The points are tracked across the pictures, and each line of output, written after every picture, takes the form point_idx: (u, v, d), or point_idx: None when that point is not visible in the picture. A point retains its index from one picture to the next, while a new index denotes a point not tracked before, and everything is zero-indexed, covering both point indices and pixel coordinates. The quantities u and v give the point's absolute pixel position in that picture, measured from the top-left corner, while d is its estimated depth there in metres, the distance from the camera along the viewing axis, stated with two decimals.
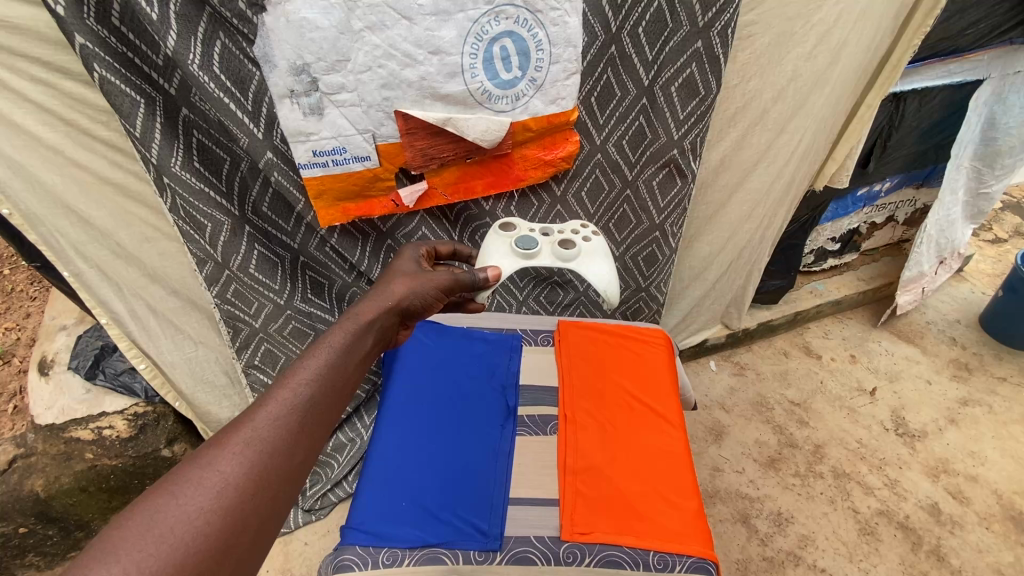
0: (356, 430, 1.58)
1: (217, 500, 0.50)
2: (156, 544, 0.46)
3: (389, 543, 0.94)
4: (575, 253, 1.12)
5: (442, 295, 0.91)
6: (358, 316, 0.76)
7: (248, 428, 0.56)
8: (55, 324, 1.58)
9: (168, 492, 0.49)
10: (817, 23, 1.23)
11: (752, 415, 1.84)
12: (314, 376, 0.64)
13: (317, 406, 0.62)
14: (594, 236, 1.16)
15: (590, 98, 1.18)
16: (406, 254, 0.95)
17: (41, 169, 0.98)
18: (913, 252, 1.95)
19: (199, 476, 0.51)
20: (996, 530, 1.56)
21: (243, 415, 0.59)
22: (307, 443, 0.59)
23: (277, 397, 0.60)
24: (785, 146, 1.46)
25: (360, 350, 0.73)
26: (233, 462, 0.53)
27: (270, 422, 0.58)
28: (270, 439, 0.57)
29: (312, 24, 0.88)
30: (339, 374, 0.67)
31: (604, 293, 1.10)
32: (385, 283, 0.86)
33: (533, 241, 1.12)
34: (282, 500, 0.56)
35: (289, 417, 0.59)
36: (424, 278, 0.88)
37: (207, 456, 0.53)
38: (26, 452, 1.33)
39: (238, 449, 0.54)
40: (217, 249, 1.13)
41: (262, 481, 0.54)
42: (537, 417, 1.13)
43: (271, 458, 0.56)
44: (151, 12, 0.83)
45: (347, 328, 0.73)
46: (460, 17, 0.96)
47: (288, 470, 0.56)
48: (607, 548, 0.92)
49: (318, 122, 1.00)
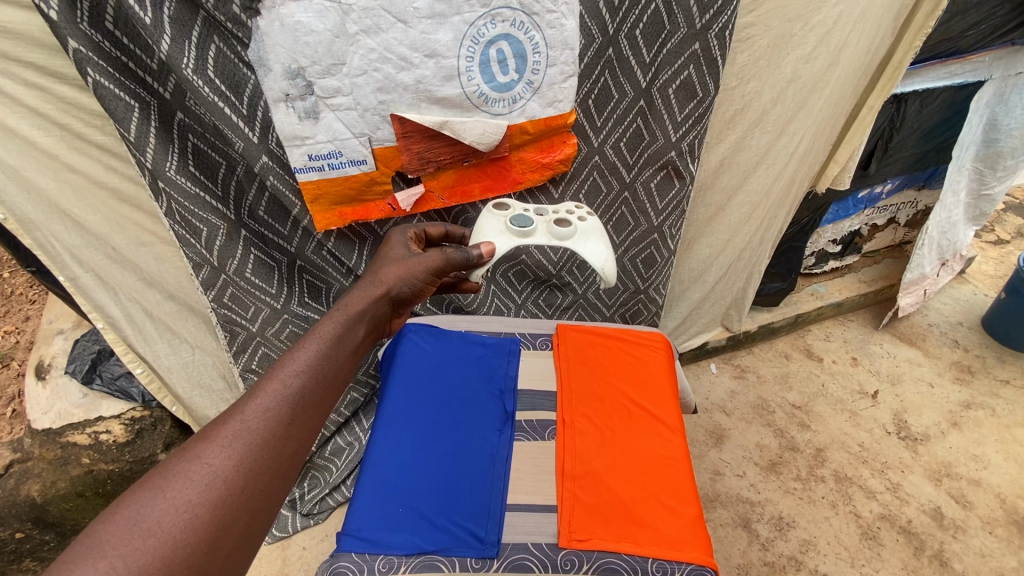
0: (354, 434, 1.56)
1: (205, 493, 0.50)
2: (143, 539, 0.45)
3: (385, 550, 0.93)
4: (571, 231, 1.10)
5: (434, 279, 0.89)
6: (348, 306, 0.76)
7: (237, 420, 0.56)
8: (52, 328, 1.58)
9: (154, 486, 0.49)
10: (817, 25, 1.22)
11: (753, 418, 1.83)
12: (304, 366, 0.64)
13: (307, 397, 0.62)
14: (588, 216, 1.14)
15: (587, 100, 1.17)
16: (395, 237, 0.93)
17: (35, 174, 0.98)
18: (914, 253, 1.93)
19: (186, 470, 0.50)
20: (999, 534, 1.54)
21: (232, 407, 0.58)
22: (298, 435, 0.59)
23: (266, 388, 0.60)
24: (784, 148, 1.45)
25: (350, 341, 0.72)
26: (222, 455, 0.53)
27: (259, 413, 0.57)
28: (260, 431, 0.56)
29: (306, 28, 0.88)
30: (330, 364, 0.67)
31: (602, 272, 1.09)
32: (375, 271, 0.85)
33: (528, 219, 1.09)
34: (274, 492, 0.55)
35: (279, 407, 0.59)
36: (415, 262, 0.87)
37: (195, 449, 0.53)
38: (22, 457, 1.32)
39: (226, 441, 0.54)
40: (213, 253, 1.12)
41: (252, 473, 0.53)
42: (535, 422, 1.11)
43: (261, 449, 0.55)
44: (145, 16, 0.82)
45: (337, 318, 0.73)
46: (456, 20, 0.95)
47: (279, 461, 0.56)
48: (606, 556, 0.91)
49: (313, 126, 0.99)
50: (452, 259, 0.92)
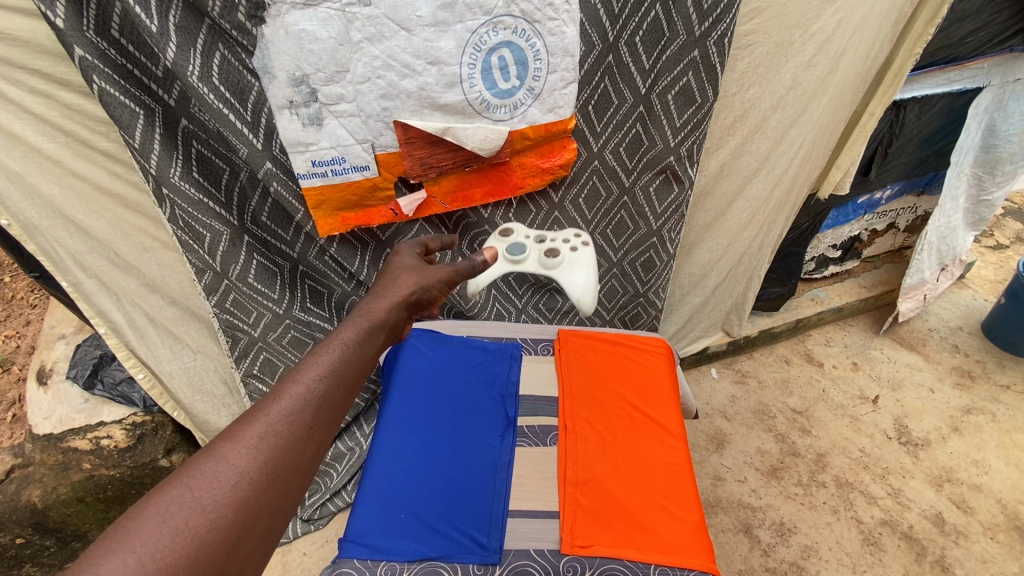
0: (355, 439, 1.58)
1: (230, 493, 0.50)
2: (171, 536, 0.46)
3: (386, 556, 0.93)
4: (558, 263, 1.10)
5: (447, 287, 0.90)
6: (369, 312, 0.75)
7: (261, 422, 0.56)
8: (54, 333, 1.58)
9: (182, 484, 0.49)
10: (816, 32, 1.23)
11: (753, 423, 1.83)
12: (326, 371, 0.63)
13: (329, 401, 0.62)
14: (582, 247, 1.13)
15: (587, 106, 1.18)
16: (404, 247, 0.94)
17: (40, 180, 0.98)
18: (913, 260, 1.94)
19: (213, 470, 0.50)
20: (1000, 540, 1.54)
21: (256, 408, 0.58)
22: (320, 438, 0.59)
23: (290, 391, 0.59)
24: (784, 155, 1.46)
25: (370, 346, 0.72)
26: (247, 456, 0.53)
27: (284, 416, 0.57)
28: (283, 433, 0.56)
29: (311, 36, 0.88)
30: (351, 369, 0.66)
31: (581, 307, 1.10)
32: (392, 277, 0.85)
33: (519, 247, 1.11)
34: (295, 495, 0.55)
35: (303, 411, 0.58)
36: (429, 271, 0.87)
37: (221, 449, 0.53)
38: (24, 462, 1.31)
39: (251, 443, 0.54)
40: (216, 259, 1.13)
41: (275, 474, 0.53)
42: (537, 428, 1.12)
43: (284, 452, 0.55)
44: (152, 24, 0.82)
45: (359, 324, 0.73)
46: (459, 28, 0.96)
47: (300, 464, 0.56)
48: (608, 562, 0.91)
49: (317, 133, 1.00)
50: (460, 269, 0.93)
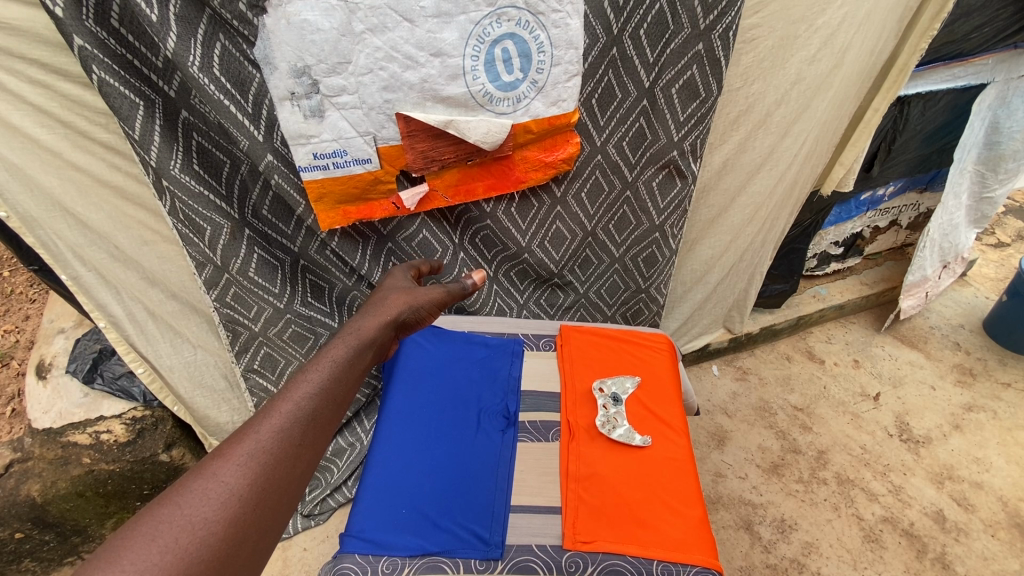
0: (356, 434, 1.57)
1: (220, 511, 0.48)
2: (161, 554, 0.44)
3: (388, 551, 0.93)
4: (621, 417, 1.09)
5: (436, 308, 0.92)
6: (359, 329, 0.75)
7: (251, 439, 0.55)
8: (53, 327, 1.57)
9: (171, 503, 0.47)
10: (821, 26, 1.22)
11: (754, 420, 1.82)
12: (316, 388, 0.63)
13: (319, 418, 0.61)
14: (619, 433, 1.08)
15: (590, 100, 1.17)
16: (399, 271, 0.99)
17: (39, 172, 0.97)
18: (916, 257, 1.93)
19: (203, 487, 0.49)
20: (1001, 537, 1.54)
21: (245, 426, 0.57)
22: (309, 456, 0.58)
23: (279, 408, 0.59)
24: (787, 151, 1.45)
25: (359, 364, 0.71)
26: (236, 473, 0.51)
27: (273, 433, 0.56)
28: (273, 451, 0.55)
29: (313, 26, 0.87)
30: (341, 386, 0.66)
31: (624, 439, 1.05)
32: (382, 296, 0.86)
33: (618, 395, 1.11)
34: (284, 511, 0.54)
35: (292, 428, 0.57)
36: (419, 292, 0.89)
37: (211, 467, 0.51)
38: (22, 457, 1.31)
39: (240, 460, 0.52)
40: (217, 252, 1.12)
41: (265, 492, 0.52)
42: (539, 423, 1.11)
43: (274, 469, 0.54)
44: (152, 13, 0.82)
45: (348, 341, 0.72)
46: (462, 19, 0.95)
47: (290, 481, 0.55)
48: (610, 557, 0.91)
49: (318, 124, 0.99)
50: (452, 290, 0.96)
